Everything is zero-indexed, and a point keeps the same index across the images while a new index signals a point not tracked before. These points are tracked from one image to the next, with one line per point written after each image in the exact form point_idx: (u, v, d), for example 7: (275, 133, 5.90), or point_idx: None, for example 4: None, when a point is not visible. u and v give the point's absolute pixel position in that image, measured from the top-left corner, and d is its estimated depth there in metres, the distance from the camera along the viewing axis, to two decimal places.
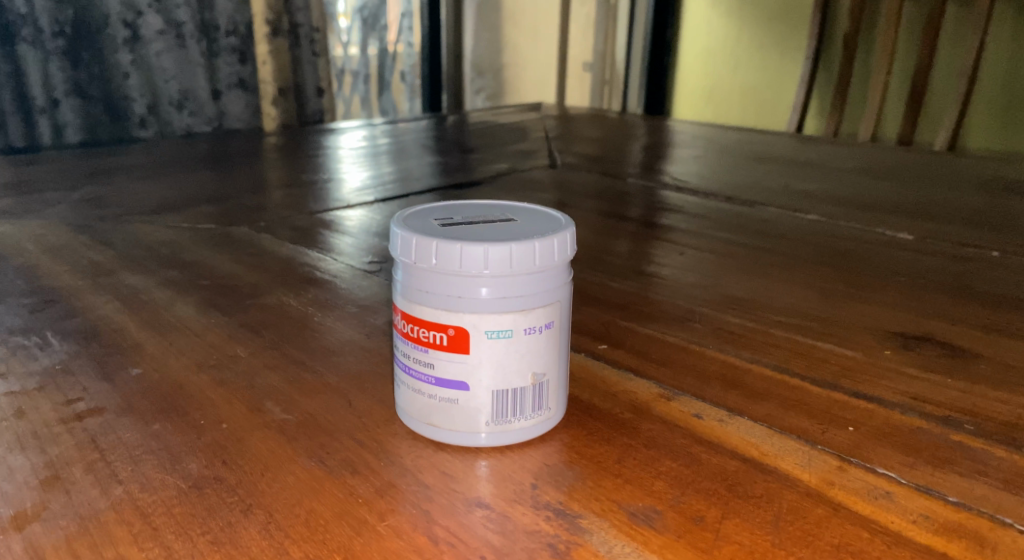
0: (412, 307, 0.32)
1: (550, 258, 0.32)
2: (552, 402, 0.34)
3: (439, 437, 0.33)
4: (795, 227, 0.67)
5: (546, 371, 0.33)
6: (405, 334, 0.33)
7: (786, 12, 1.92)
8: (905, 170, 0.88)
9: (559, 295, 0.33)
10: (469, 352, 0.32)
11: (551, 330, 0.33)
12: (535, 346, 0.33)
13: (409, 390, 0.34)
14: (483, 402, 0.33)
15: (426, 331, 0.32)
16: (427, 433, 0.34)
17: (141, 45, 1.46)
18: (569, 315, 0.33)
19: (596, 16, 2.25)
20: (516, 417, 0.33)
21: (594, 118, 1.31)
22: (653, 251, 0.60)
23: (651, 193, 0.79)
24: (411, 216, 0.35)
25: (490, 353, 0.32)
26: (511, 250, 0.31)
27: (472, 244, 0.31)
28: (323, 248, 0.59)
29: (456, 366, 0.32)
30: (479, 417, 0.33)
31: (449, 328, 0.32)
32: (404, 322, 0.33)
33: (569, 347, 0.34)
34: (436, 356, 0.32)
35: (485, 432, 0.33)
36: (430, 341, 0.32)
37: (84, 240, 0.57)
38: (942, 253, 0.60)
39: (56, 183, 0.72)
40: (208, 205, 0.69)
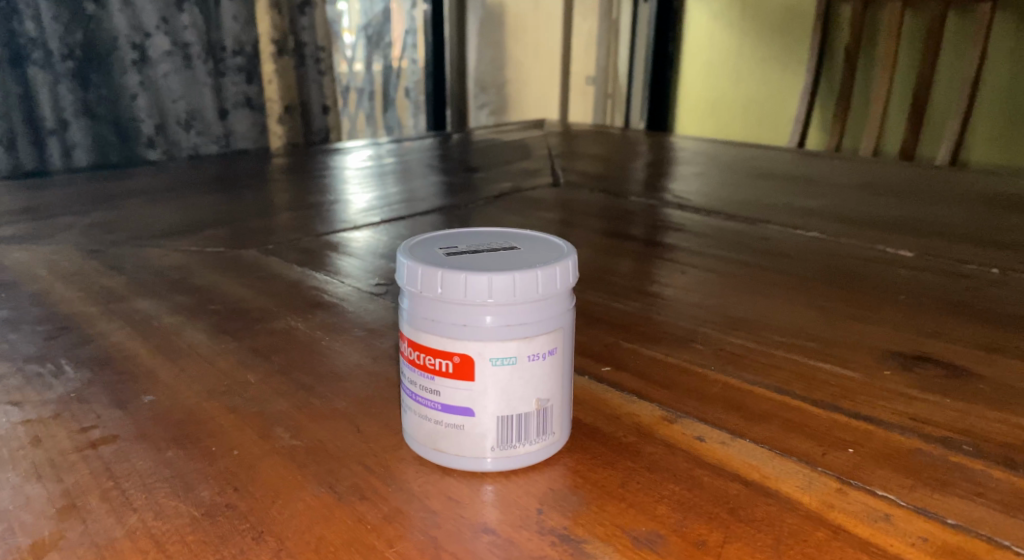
0: (418, 335, 0.33)
1: (553, 285, 0.33)
2: (557, 427, 0.35)
3: (445, 463, 0.34)
4: (795, 244, 0.68)
5: (550, 397, 0.34)
6: (412, 361, 0.34)
7: (788, 24, 1.95)
8: (907, 186, 0.89)
9: (561, 321, 0.34)
10: (474, 380, 0.33)
11: (555, 357, 0.34)
12: (539, 372, 0.33)
13: (416, 416, 0.34)
14: (488, 427, 0.33)
15: (432, 358, 0.33)
16: (433, 459, 0.34)
17: (149, 67, 1.48)
18: (571, 341, 0.34)
19: (598, 32, 2.26)
20: (521, 442, 0.34)
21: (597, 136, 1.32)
22: (656, 270, 0.61)
23: (654, 211, 0.80)
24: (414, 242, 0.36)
25: (494, 380, 0.33)
26: (515, 279, 0.32)
27: (477, 273, 0.32)
28: (330, 271, 0.60)
29: (461, 393, 0.33)
30: (484, 443, 0.33)
31: (454, 356, 0.33)
32: (410, 349, 0.34)
33: (571, 373, 0.35)
34: (441, 383, 0.33)
35: (490, 457, 0.34)
36: (436, 368, 0.33)
37: (94, 265, 0.58)
38: (943, 269, 0.61)
39: (64, 209, 0.73)
40: (217, 228, 0.70)
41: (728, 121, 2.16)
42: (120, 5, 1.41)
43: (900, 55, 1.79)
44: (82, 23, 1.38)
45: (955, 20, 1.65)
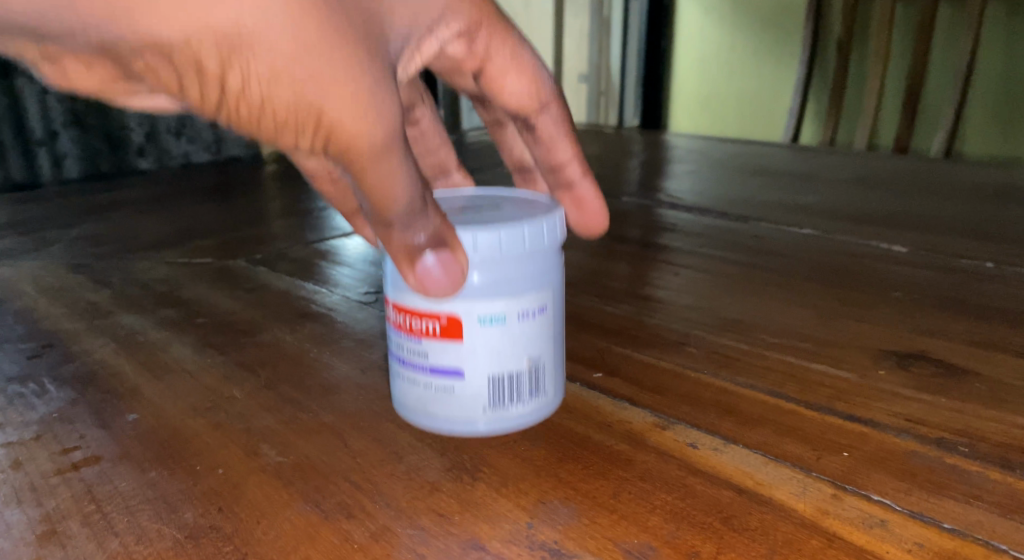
0: (408, 301, 0.38)
1: (536, 243, 0.38)
2: (548, 386, 0.39)
3: (437, 421, 0.38)
4: (787, 242, 0.67)
5: (537, 353, 0.39)
6: (403, 326, 0.39)
7: (773, 20, 2.06)
8: (902, 179, 0.88)
9: (546, 281, 0.40)
10: (462, 339, 0.38)
11: (541, 313, 0.39)
12: (526, 328, 0.39)
13: (409, 380, 0.39)
14: (478, 385, 0.38)
15: (423, 320, 0.38)
16: (426, 420, 0.38)
17: None
18: (556, 298, 0.40)
19: (590, 29, 2.36)
20: (513, 402, 0.38)
21: (592, 136, 1.31)
22: (650, 272, 0.61)
23: (649, 212, 0.79)
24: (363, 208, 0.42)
25: (482, 339, 0.38)
26: (499, 238, 0.37)
27: (464, 233, 0.38)
28: (320, 280, 0.59)
29: (451, 351, 0.38)
30: (475, 399, 0.38)
31: (443, 317, 0.38)
32: (402, 316, 0.39)
33: (558, 331, 0.41)
34: (432, 343, 0.38)
35: (482, 419, 0.38)
36: (426, 330, 0.38)
37: (81, 279, 0.58)
38: (936, 265, 0.60)
39: (51, 221, 0.72)
40: (206, 239, 0.69)
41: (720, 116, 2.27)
42: None
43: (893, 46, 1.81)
44: None
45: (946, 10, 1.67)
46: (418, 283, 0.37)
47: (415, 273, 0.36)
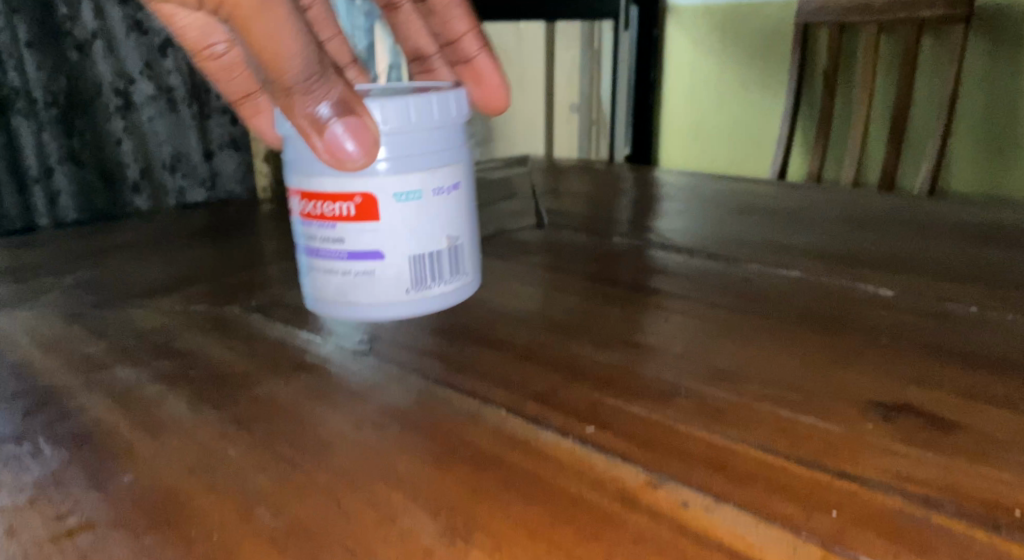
0: (324, 188, 0.56)
1: (433, 117, 0.56)
2: (459, 258, 0.59)
3: (365, 299, 0.58)
4: (776, 285, 0.68)
5: (442, 228, 0.58)
6: (322, 213, 0.57)
7: (765, 51, 2.27)
8: (888, 217, 0.90)
9: (444, 161, 0.58)
10: (378, 219, 0.56)
11: (442, 192, 0.58)
12: (434, 203, 0.57)
13: (342, 265, 0.57)
14: (396, 258, 0.57)
15: (341, 206, 0.56)
16: (356, 299, 0.58)
17: (133, 112, 1.46)
18: (454, 173, 0.58)
19: (581, 60, 2.52)
20: (430, 278, 0.58)
21: (584, 171, 1.33)
22: (641, 317, 0.61)
23: (639, 253, 0.80)
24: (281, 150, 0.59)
25: (392, 211, 0.56)
26: (400, 113, 0.55)
27: (372, 107, 0.54)
28: (314, 329, 0.60)
29: (370, 229, 0.56)
30: (393, 271, 0.57)
31: (359, 200, 0.55)
32: (321, 204, 0.56)
33: (456, 207, 0.59)
34: (351, 221, 0.56)
35: (407, 293, 0.58)
36: (344, 211, 0.56)
37: (76, 330, 0.58)
38: (922, 309, 0.61)
39: (46, 267, 0.73)
40: (201, 285, 0.70)
41: (716, 139, 2.48)
42: (104, 52, 1.41)
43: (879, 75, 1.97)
44: (65, 70, 1.38)
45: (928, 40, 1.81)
46: (330, 157, 0.52)
47: (324, 145, 0.52)
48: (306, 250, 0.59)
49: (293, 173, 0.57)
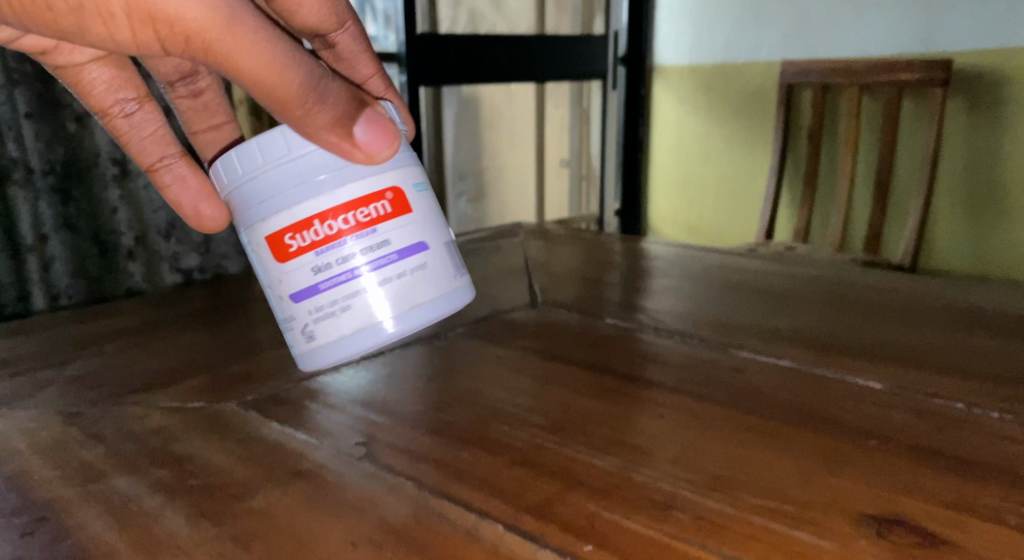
0: (358, 197, 0.56)
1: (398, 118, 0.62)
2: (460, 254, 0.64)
3: (426, 294, 0.59)
4: (766, 376, 0.69)
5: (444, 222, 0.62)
6: (359, 225, 0.56)
7: (747, 109, 2.34)
8: (874, 298, 0.92)
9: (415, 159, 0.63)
10: (411, 209, 0.58)
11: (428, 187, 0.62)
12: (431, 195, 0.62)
13: (391, 271, 0.57)
14: (435, 246, 0.59)
15: (378, 207, 0.56)
16: (416, 297, 0.58)
17: (130, 180, 1.50)
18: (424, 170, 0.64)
19: (570, 119, 2.65)
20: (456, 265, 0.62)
21: (576, 239, 1.35)
22: (635, 413, 0.62)
23: (632, 337, 0.81)
24: (251, 205, 0.56)
25: (419, 201, 0.59)
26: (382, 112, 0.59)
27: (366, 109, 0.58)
28: (310, 429, 0.60)
29: (410, 221, 0.58)
30: (437, 259, 0.60)
31: (391, 197, 0.57)
32: (353, 216, 0.55)
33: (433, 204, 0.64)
34: (389, 219, 0.57)
35: (453, 279, 0.61)
36: (383, 211, 0.56)
37: (73, 433, 0.58)
38: (909, 405, 0.63)
39: (43, 358, 0.73)
40: (197, 376, 0.70)
41: (700, 195, 2.54)
42: (103, 123, 1.45)
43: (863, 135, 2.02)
44: (64, 140, 1.42)
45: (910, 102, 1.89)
46: (365, 156, 0.55)
47: (360, 148, 0.55)
48: (341, 279, 0.56)
49: (300, 210, 0.55)
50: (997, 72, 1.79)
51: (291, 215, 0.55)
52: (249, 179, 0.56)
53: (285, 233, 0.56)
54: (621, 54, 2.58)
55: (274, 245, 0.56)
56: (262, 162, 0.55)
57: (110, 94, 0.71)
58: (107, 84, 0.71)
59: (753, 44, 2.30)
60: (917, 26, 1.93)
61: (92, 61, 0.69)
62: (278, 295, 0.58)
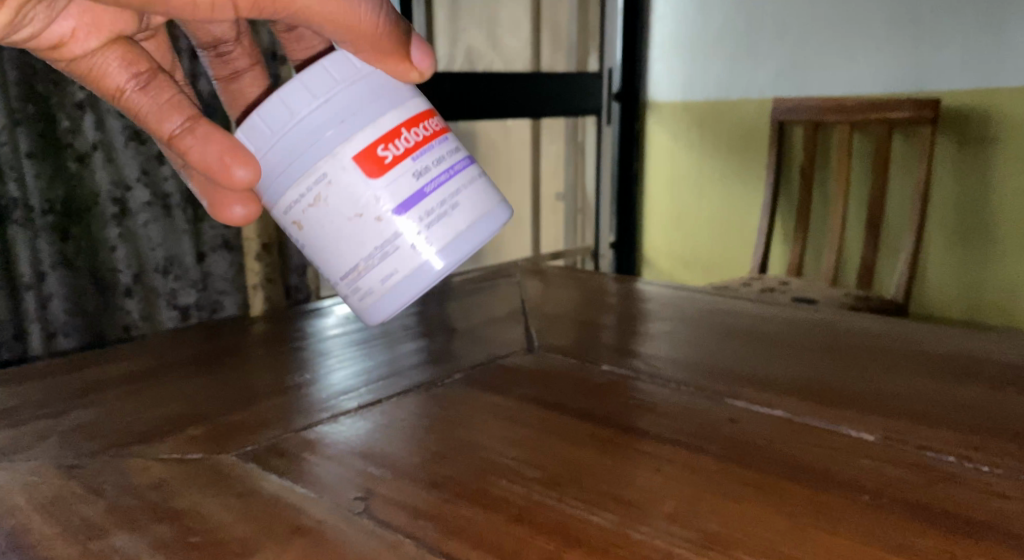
0: (422, 112, 0.65)
1: None
2: None
3: (491, 191, 0.69)
4: (760, 427, 0.70)
5: None
6: (431, 134, 0.65)
7: (740, 145, 2.37)
8: (865, 345, 0.93)
9: None
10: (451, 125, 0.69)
11: None
12: None
13: (467, 172, 0.66)
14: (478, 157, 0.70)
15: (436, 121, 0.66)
16: (487, 193, 0.68)
17: (128, 219, 1.65)
18: None
19: (565, 153, 2.67)
20: None
21: (571, 278, 1.36)
22: (630, 466, 0.63)
23: (626, 385, 0.82)
24: (329, 129, 0.61)
25: None
26: None
27: None
28: (309, 481, 0.61)
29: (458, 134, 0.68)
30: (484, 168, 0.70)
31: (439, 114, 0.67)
32: (425, 127, 0.64)
33: None
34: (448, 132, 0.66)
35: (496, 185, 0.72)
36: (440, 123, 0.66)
37: (73, 486, 0.59)
38: (901, 459, 0.63)
39: (42, 407, 0.73)
40: (196, 426, 0.71)
41: (694, 230, 2.56)
42: (103, 164, 1.59)
43: (854, 172, 2.05)
44: (65, 180, 1.56)
45: (901, 140, 1.92)
46: (419, 74, 0.67)
47: (416, 68, 0.66)
48: (441, 180, 0.64)
49: (387, 123, 0.62)
50: (983, 111, 1.83)
51: (379, 128, 0.62)
52: (323, 103, 0.61)
53: (378, 146, 0.62)
54: (616, 90, 2.63)
55: (371, 162, 0.62)
56: (330, 85, 0.62)
57: (121, 73, 0.70)
58: (117, 64, 0.70)
59: (744, 82, 2.34)
60: (903, 66, 1.97)
61: (98, 50, 0.70)
62: (381, 215, 0.63)
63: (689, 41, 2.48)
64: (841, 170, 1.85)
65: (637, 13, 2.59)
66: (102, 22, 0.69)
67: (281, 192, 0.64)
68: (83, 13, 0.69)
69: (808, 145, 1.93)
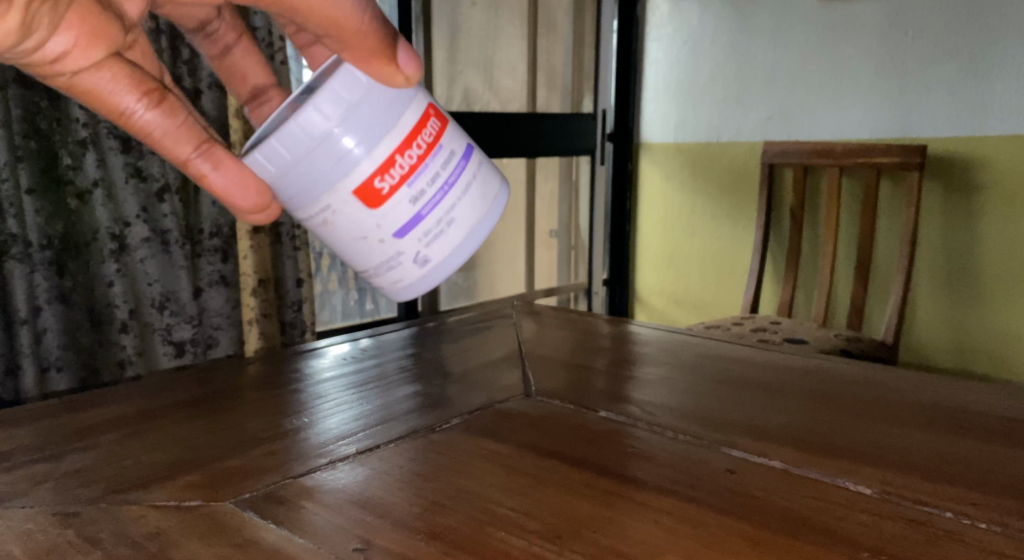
0: (413, 129, 0.72)
1: None
2: None
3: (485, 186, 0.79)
4: (757, 479, 0.71)
5: None
6: (425, 148, 0.73)
7: (731, 187, 2.40)
8: (857, 392, 0.94)
9: None
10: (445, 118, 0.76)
11: None
12: None
13: (461, 178, 0.76)
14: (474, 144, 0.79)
15: (428, 129, 0.73)
16: (481, 192, 0.79)
17: (126, 254, 1.65)
18: None
19: (560, 193, 2.73)
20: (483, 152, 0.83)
21: (565, 318, 1.36)
22: (628, 519, 0.63)
23: (622, 432, 0.82)
24: (332, 166, 0.70)
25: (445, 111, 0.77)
26: None
27: None
28: (307, 530, 0.61)
29: (451, 133, 0.76)
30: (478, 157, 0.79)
31: (431, 115, 0.74)
32: (417, 146, 0.72)
33: None
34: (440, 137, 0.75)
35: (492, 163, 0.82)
36: (432, 129, 0.74)
37: (68, 536, 0.58)
38: (899, 514, 0.64)
39: (36, 451, 0.73)
40: (192, 473, 0.70)
41: (685, 269, 2.58)
42: (103, 201, 1.60)
43: (843, 215, 2.08)
44: (64, 216, 1.57)
45: (888, 185, 1.96)
46: (405, 78, 0.71)
47: (402, 72, 0.71)
48: (435, 201, 0.75)
49: (382, 156, 0.71)
50: (969, 158, 1.87)
51: (374, 164, 0.71)
52: (321, 142, 0.69)
53: (375, 180, 0.71)
54: (609, 131, 2.70)
55: (371, 192, 0.72)
56: (326, 124, 0.69)
57: (129, 94, 0.71)
58: (126, 85, 0.70)
59: (734, 126, 2.38)
60: (888, 113, 2.01)
61: (97, 64, 0.68)
62: (385, 236, 0.75)
63: (681, 84, 2.52)
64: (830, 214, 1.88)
65: (631, 56, 2.64)
66: (98, 33, 0.67)
67: (295, 211, 0.75)
68: (77, 25, 0.66)
69: (798, 189, 1.95)
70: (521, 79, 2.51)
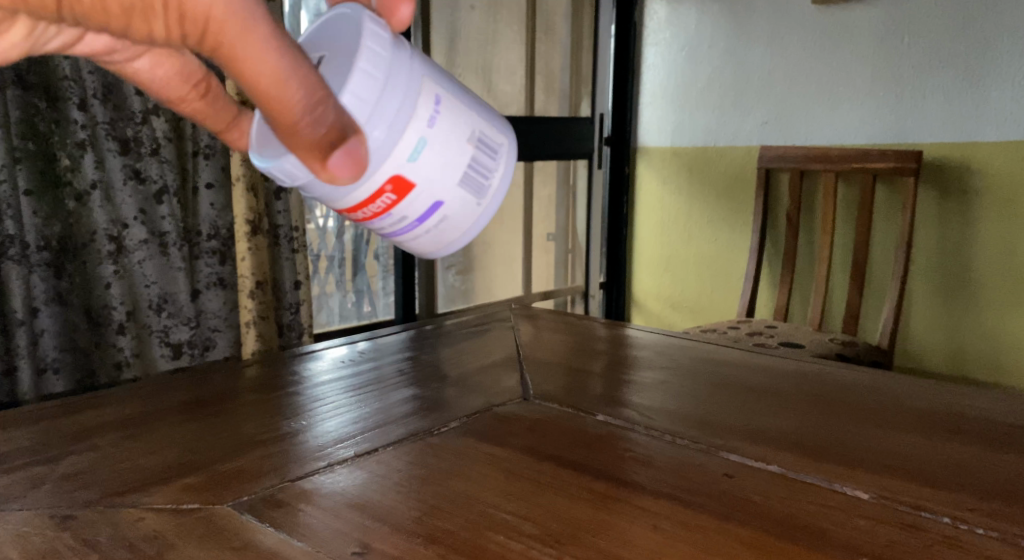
0: (357, 204, 0.68)
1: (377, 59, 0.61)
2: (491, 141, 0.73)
3: (454, 228, 0.75)
4: (754, 483, 0.71)
5: (469, 142, 0.70)
6: (371, 213, 0.70)
7: (727, 192, 2.41)
8: (854, 397, 0.94)
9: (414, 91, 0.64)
10: (412, 180, 0.67)
11: (439, 115, 0.67)
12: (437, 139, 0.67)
13: (414, 230, 0.73)
14: (451, 194, 0.71)
15: (378, 200, 0.68)
16: (445, 234, 0.75)
17: (125, 256, 1.64)
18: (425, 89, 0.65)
19: (557, 197, 2.74)
20: (484, 178, 0.73)
21: (562, 322, 1.36)
22: (626, 524, 0.63)
23: (619, 437, 0.82)
24: None
25: (423, 166, 0.67)
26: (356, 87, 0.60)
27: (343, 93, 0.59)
28: (305, 533, 0.61)
29: (414, 197, 0.69)
30: (450, 209, 0.72)
31: (386, 188, 0.67)
32: (360, 213, 0.69)
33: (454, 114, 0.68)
34: (395, 204, 0.69)
35: (479, 200, 0.74)
36: (385, 200, 0.68)
37: (65, 540, 0.58)
38: (897, 520, 0.64)
39: (34, 453, 0.73)
40: (191, 475, 0.70)
41: (681, 273, 2.58)
42: (100, 201, 1.59)
43: (838, 219, 2.09)
44: (61, 217, 1.57)
45: (883, 190, 1.97)
46: (331, 176, 0.60)
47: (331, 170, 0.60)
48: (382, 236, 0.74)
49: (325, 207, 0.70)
50: (964, 164, 1.88)
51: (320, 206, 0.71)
52: None
53: None
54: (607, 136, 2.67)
55: None
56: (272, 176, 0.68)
57: None
58: None
59: (730, 131, 2.39)
60: (884, 118, 2.03)
61: None
62: None
63: (678, 89, 2.53)
64: (827, 219, 1.88)
65: (629, 60, 2.64)
66: None
67: None
68: None
69: (795, 193, 1.96)
70: (519, 83, 2.52)
